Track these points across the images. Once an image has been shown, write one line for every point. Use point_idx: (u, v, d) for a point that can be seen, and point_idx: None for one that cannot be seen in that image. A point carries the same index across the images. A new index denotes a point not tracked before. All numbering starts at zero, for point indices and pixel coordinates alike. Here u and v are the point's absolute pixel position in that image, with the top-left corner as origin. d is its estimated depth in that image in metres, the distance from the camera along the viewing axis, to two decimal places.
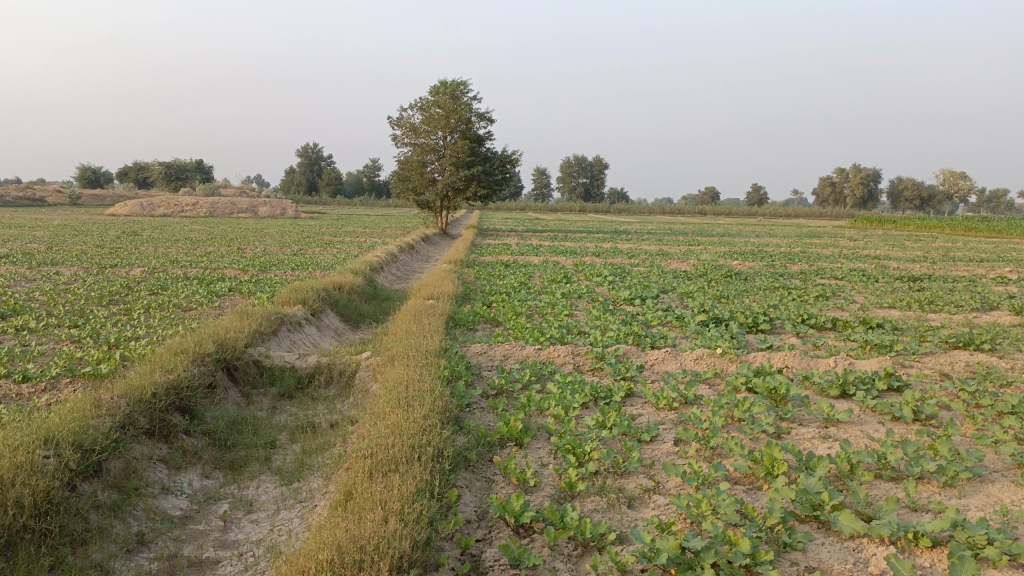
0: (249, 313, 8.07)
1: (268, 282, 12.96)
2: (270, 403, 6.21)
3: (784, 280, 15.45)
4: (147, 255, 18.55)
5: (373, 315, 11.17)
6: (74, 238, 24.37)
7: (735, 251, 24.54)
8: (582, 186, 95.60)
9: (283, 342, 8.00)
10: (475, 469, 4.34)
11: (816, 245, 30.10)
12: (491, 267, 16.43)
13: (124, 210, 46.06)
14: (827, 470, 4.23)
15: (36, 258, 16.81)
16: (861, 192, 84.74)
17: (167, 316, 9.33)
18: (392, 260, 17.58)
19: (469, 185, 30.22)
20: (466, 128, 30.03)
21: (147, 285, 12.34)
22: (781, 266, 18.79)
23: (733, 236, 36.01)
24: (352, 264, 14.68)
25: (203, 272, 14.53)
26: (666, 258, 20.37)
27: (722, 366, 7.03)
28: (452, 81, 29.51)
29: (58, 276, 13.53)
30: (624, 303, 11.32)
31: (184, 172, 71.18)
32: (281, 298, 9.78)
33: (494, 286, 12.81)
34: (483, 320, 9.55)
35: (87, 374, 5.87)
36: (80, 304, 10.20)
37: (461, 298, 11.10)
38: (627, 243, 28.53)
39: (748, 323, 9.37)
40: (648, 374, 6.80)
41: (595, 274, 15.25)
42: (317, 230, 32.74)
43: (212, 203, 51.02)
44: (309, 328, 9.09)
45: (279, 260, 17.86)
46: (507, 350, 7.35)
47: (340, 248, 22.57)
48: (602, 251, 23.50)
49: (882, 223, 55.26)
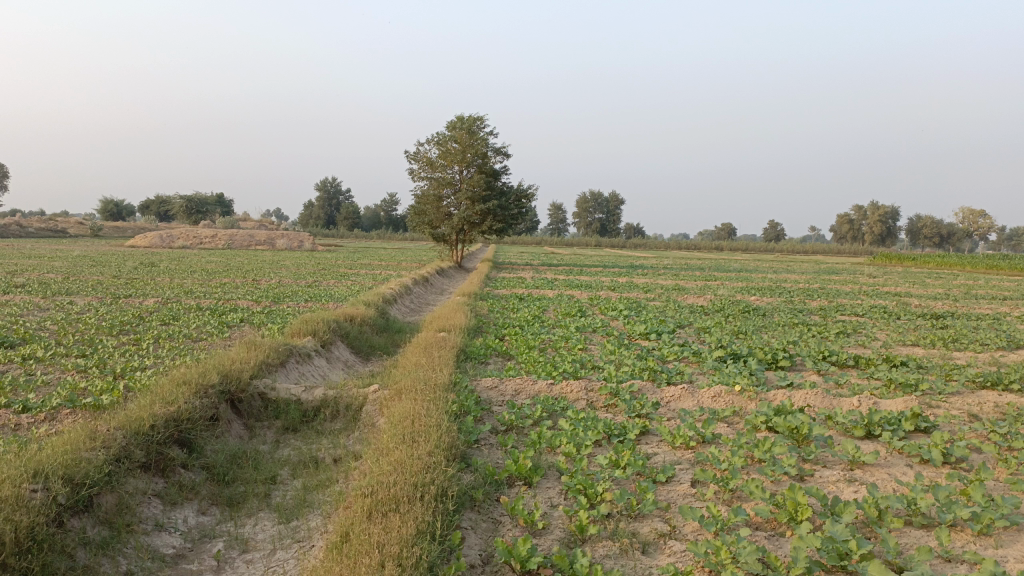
0: (256, 344, 7.94)
1: (280, 313, 12.87)
2: (274, 437, 6.05)
3: (804, 316, 15.17)
4: (162, 286, 18.59)
5: (384, 348, 11.02)
6: (92, 268, 24.56)
7: (753, 286, 24.25)
8: (598, 222, 95.71)
9: (290, 374, 7.86)
10: (481, 510, 4.14)
11: (835, 282, 29.74)
12: (505, 301, 16.28)
13: (143, 242, 46.52)
14: (853, 517, 3.98)
15: (52, 287, 16.87)
16: (880, 229, 84.16)
17: (176, 346, 9.23)
18: (406, 293, 17.49)
19: (485, 219, 30.24)
20: (482, 162, 30.15)
21: (159, 316, 12.29)
22: (801, 303, 18.49)
23: (750, 271, 35.68)
24: (365, 297, 14.58)
25: (216, 303, 14.48)
26: (682, 293, 20.12)
27: (741, 404, 6.80)
28: (469, 116, 29.72)
29: (71, 305, 13.52)
30: (639, 338, 11.10)
31: (204, 205, 72.04)
32: (291, 329, 9.66)
33: (508, 320, 12.64)
34: (495, 353, 9.38)
35: (88, 405, 5.74)
36: (90, 334, 10.13)
37: (473, 331, 10.94)
38: (643, 278, 28.34)
39: (767, 360, 9.12)
40: (664, 411, 6.58)
41: (611, 308, 15.06)
42: (333, 263, 32.83)
43: (231, 235, 51.46)
44: (318, 360, 8.95)
45: (293, 292, 17.81)
46: (518, 385, 7.16)
47: (355, 280, 22.52)
48: (618, 285, 23.29)
49: (901, 260, 54.69)
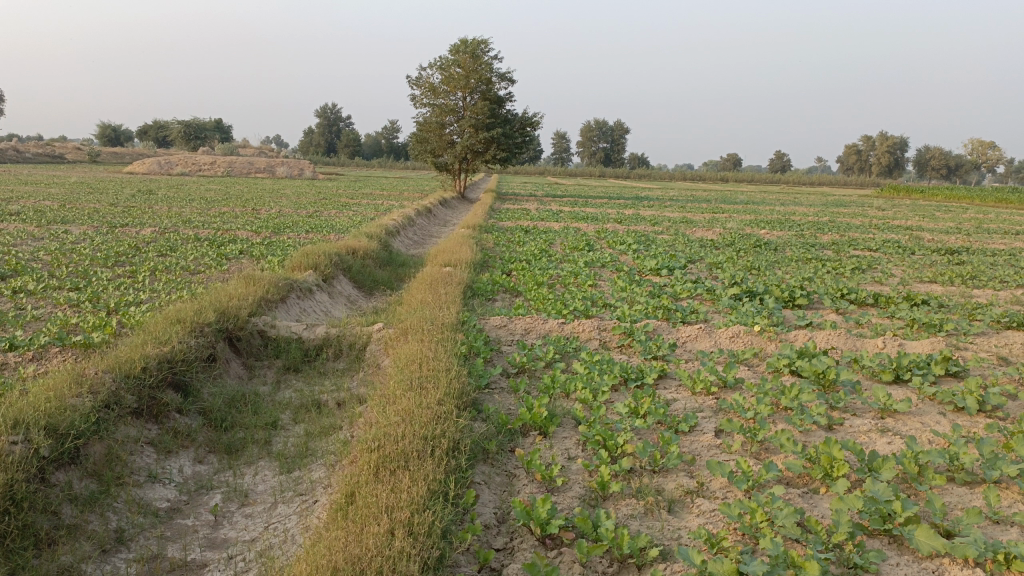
0: (256, 278, 7.62)
1: (280, 244, 12.51)
2: (275, 377, 5.78)
3: (817, 250, 14.79)
4: (160, 215, 18.17)
5: (387, 282, 10.71)
6: (88, 195, 24.06)
7: (762, 220, 23.79)
8: (603, 151, 94.25)
9: (291, 310, 7.57)
10: (495, 462, 3.89)
11: (843, 215, 29.22)
12: (511, 233, 15.87)
13: (141, 169, 45.82)
14: (894, 474, 3.71)
15: (46, 215, 16.46)
16: (888, 160, 82.85)
17: (173, 279, 8.91)
18: (408, 224, 17.07)
19: (488, 147, 29.52)
20: (486, 88, 29.24)
21: (156, 246, 11.94)
22: (812, 237, 18.06)
23: (757, 203, 35.15)
24: (367, 228, 14.19)
25: (214, 234, 14.09)
26: (690, 226, 19.68)
27: (761, 345, 6.51)
28: (473, 40, 28.68)
29: (66, 234, 13.15)
30: (650, 273, 10.75)
31: (203, 131, 70.75)
32: (291, 263, 9.33)
33: (514, 254, 12.28)
34: (502, 289, 9.06)
35: (78, 343, 5.45)
36: (84, 265, 9.80)
37: (479, 265, 10.60)
38: (649, 210, 27.82)
39: (784, 298, 8.80)
40: (681, 353, 6.30)
41: (619, 242, 14.68)
42: (335, 192, 32.27)
43: (230, 162, 50.61)
44: (319, 295, 8.65)
45: (293, 222, 17.42)
46: (528, 324, 6.85)
47: (356, 210, 22.08)
48: (625, 217, 22.83)
49: (909, 193, 53.85)
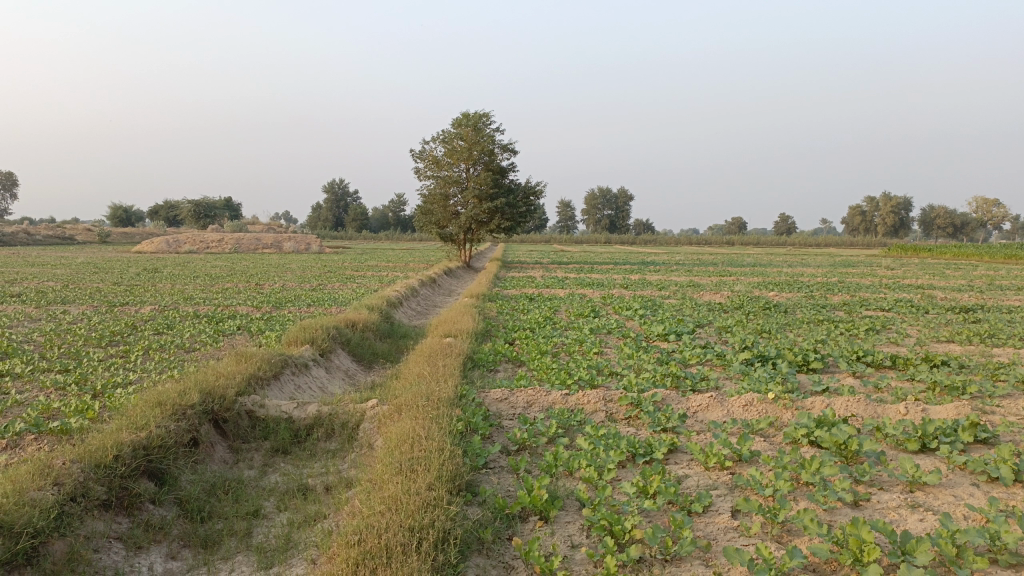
0: (249, 355, 7.37)
1: (280, 319, 12.32)
2: (262, 460, 5.46)
3: (827, 312, 14.49)
4: (162, 293, 18.09)
5: (388, 355, 10.44)
6: (94, 275, 24.10)
7: (770, 282, 23.55)
8: (607, 219, 95.03)
9: (285, 388, 7.29)
10: (490, 553, 3.54)
11: (852, 275, 28.97)
12: (515, 302, 15.66)
13: (150, 248, 46.29)
14: (931, 557, 3.35)
15: (48, 296, 16.41)
16: (892, 220, 83.04)
17: (165, 359, 8.68)
18: (412, 296, 16.92)
19: (492, 217, 29.62)
20: (489, 160, 29.56)
21: (154, 324, 11.77)
22: (822, 298, 17.78)
23: (765, 266, 34.99)
24: (369, 300, 13.99)
25: (214, 310, 13.93)
26: (697, 290, 19.45)
27: (777, 414, 6.17)
28: (475, 113, 29.17)
29: (65, 315, 13.03)
30: (657, 339, 10.45)
31: (213, 209, 71.80)
32: (288, 337, 9.09)
33: (517, 322, 12.04)
34: (504, 360, 8.77)
35: (54, 429, 5.17)
36: (77, 346, 9.59)
37: (481, 335, 10.34)
38: (655, 275, 27.65)
39: (797, 362, 8.48)
40: (692, 424, 5.96)
41: (625, 308, 14.44)
42: (341, 265, 32.34)
43: (238, 239, 51.02)
44: (316, 371, 8.38)
45: (295, 296, 17.28)
46: (530, 396, 6.53)
47: (361, 283, 21.98)
48: (631, 283, 22.65)
49: (917, 252, 53.71)
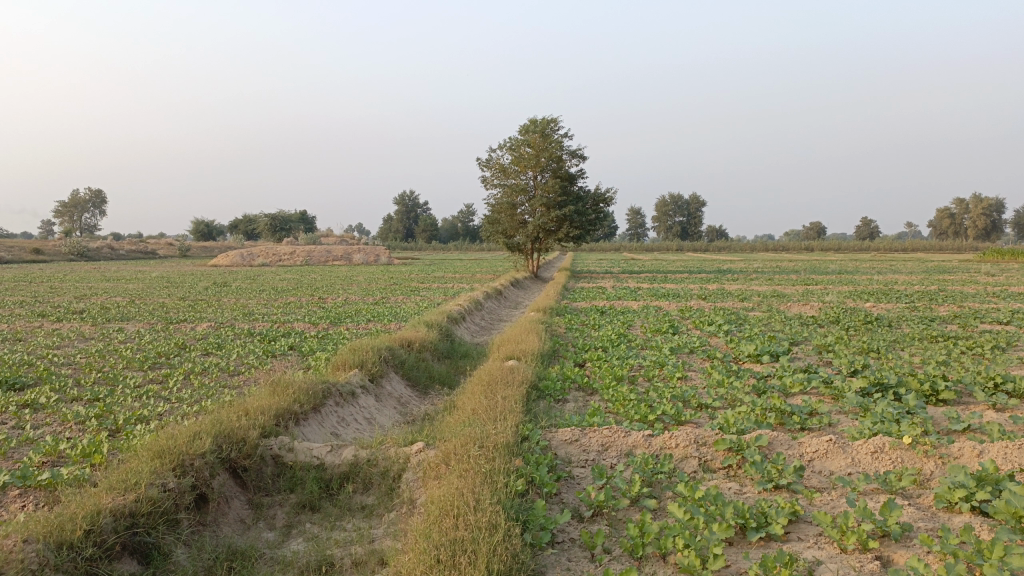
0: (286, 383, 6.52)
1: (335, 338, 11.56)
2: (285, 519, 4.56)
3: (938, 326, 12.86)
4: (224, 308, 17.70)
5: (446, 378, 9.51)
6: (164, 290, 24.23)
7: (863, 291, 21.75)
8: (679, 225, 92.81)
9: (325, 422, 6.41)
10: None
11: (952, 282, 26.75)
12: (585, 316, 14.58)
13: (224, 261, 47.12)
14: None
15: (110, 312, 16.19)
16: (984, 223, 78.34)
17: (205, 385, 7.96)
18: (476, 310, 16.03)
19: (561, 226, 28.55)
20: (557, 166, 28.56)
21: (203, 343, 11.17)
22: (926, 309, 16.05)
23: (851, 273, 32.94)
24: (429, 315, 13.13)
25: (270, 327, 13.33)
26: (784, 301, 17.91)
27: (916, 466, 4.95)
28: (542, 119, 28.25)
29: (119, 332, 12.63)
30: (748, 361, 9.20)
31: (288, 222, 73.08)
32: (335, 361, 8.26)
33: (588, 340, 10.93)
34: (574, 387, 7.72)
35: (43, 481, 4.38)
36: (116, 369, 8.98)
37: (548, 356, 9.30)
38: (734, 283, 26.09)
39: (923, 392, 7.12)
40: (811, 478, 4.80)
41: (706, 322, 13.17)
42: (408, 277, 31.85)
43: (309, 251, 51.43)
44: (364, 400, 7.49)
45: (356, 311, 16.59)
46: (606, 438, 5.44)
47: (424, 295, 21.34)
48: (710, 293, 21.25)
49: (1015, 255, 49.98)
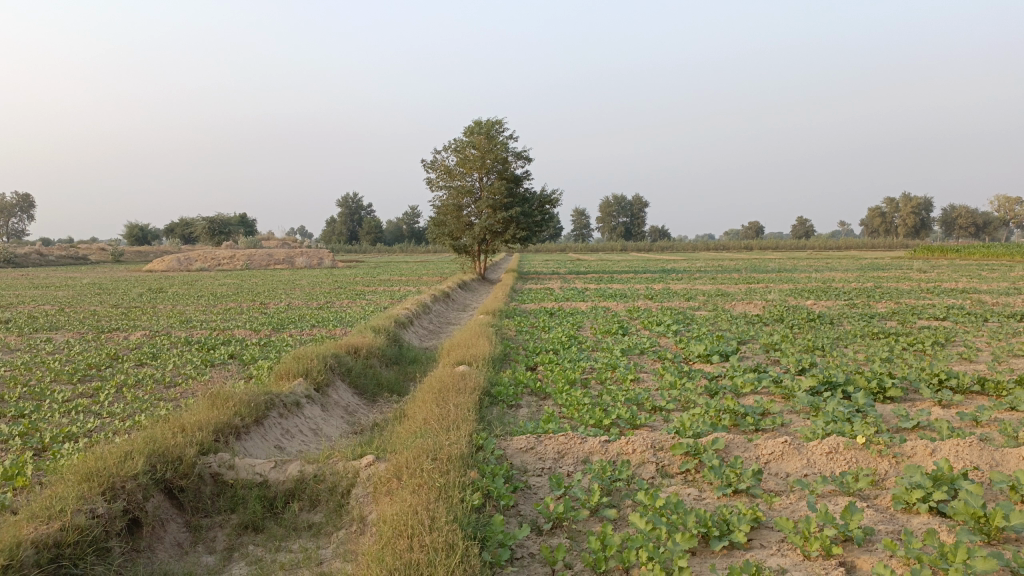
0: (225, 395, 6.20)
1: (278, 345, 11.17)
2: (226, 542, 4.30)
3: (878, 323, 13.16)
4: (160, 315, 17.02)
5: (394, 385, 9.27)
6: (95, 297, 23.24)
7: (804, 289, 22.21)
8: (623, 226, 93.82)
9: (268, 436, 6.13)
10: None
11: (887, 279, 27.58)
12: (534, 318, 14.48)
13: (161, 265, 45.61)
14: None
15: (37, 322, 15.38)
16: (913, 222, 81.31)
17: (139, 398, 7.55)
18: (423, 313, 15.77)
19: (507, 227, 28.44)
20: (503, 168, 28.47)
21: (137, 353, 10.66)
22: (866, 306, 16.44)
23: (791, 272, 33.73)
24: (376, 320, 12.84)
25: (209, 335, 12.83)
26: (729, 300, 18.14)
27: (871, 465, 4.96)
28: (487, 120, 28.14)
29: (46, 343, 11.98)
30: (698, 361, 9.21)
31: (227, 226, 71.27)
32: (278, 370, 7.94)
33: (539, 343, 10.81)
34: (527, 392, 7.59)
35: None
36: (43, 383, 8.47)
37: (499, 360, 9.15)
38: (679, 283, 26.38)
39: (871, 390, 7.20)
40: (769, 481, 4.76)
41: (655, 322, 13.21)
42: (353, 280, 31.29)
43: (250, 255, 50.16)
44: (309, 410, 7.22)
45: (299, 317, 16.15)
46: (561, 445, 5.32)
47: (369, 299, 20.96)
48: (657, 293, 21.42)
49: (943, 253, 51.94)
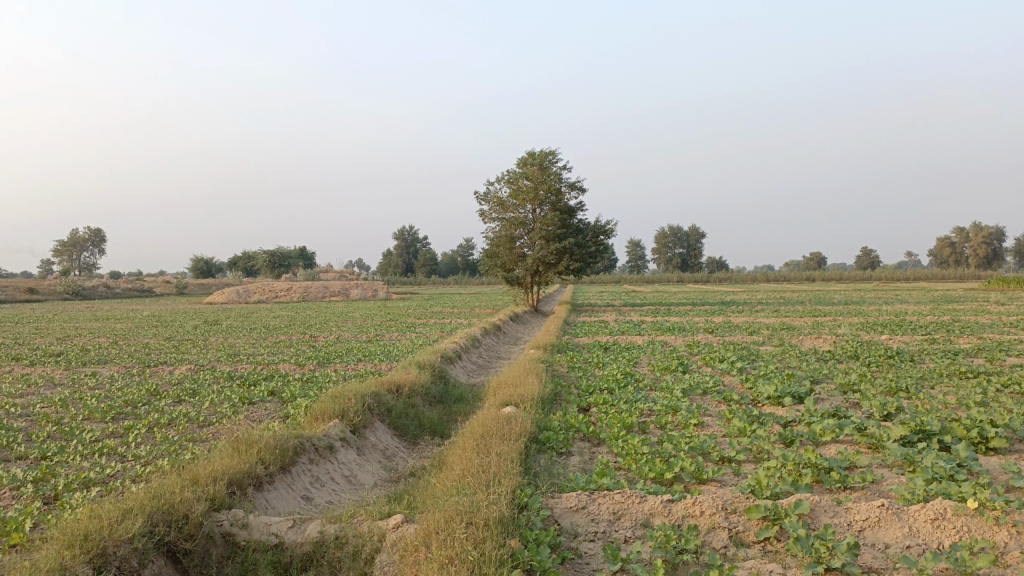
0: (250, 440, 5.71)
1: (320, 382, 10.74)
2: None
3: (963, 360, 12.05)
4: (209, 349, 16.87)
5: (438, 426, 8.71)
6: (151, 329, 23.41)
7: (874, 322, 20.92)
8: (679, 257, 92.18)
9: (295, 485, 5.60)
10: None
11: (963, 312, 25.95)
12: (587, 354, 13.78)
13: (220, 298, 46.33)
14: None
15: (88, 355, 15.34)
16: (984, 251, 77.77)
17: (167, 439, 7.14)
18: (472, 347, 15.22)
19: (560, 259, 27.86)
20: (556, 198, 27.99)
21: (177, 389, 10.34)
22: (945, 342, 15.25)
23: (858, 303, 32.10)
24: (421, 355, 12.33)
25: (254, 370, 12.50)
26: (795, 335, 17.11)
27: (987, 537, 4.14)
28: (540, 151, 27.77)
29: (91, 378, 11.80)
30: (767, 404, 8.40)
31: (286, 258, 72.46)
32: (313, 411, 7.44)
33: (592, 381, 10.13)
34: (578, 437, 6.93)
35: None
36: (76, 421, 8.16)
37: (549, 401, 8.50)
38: (739, 316, 25.30)
39: (971, 439, 6.32)
40: (865, 556, 4.01)
41: (717, 359, 12.37)
42: (405, 313, 31.03)
43: (306, 288, 50.60)
44: (344, 455, 6.69)
45: (346, 351, 15.77)
46: (617, 504, 4.63)
47: (419, 332, 20.57)
48: (717, 326, 20.45)
49: (1019, 283, 49.25)
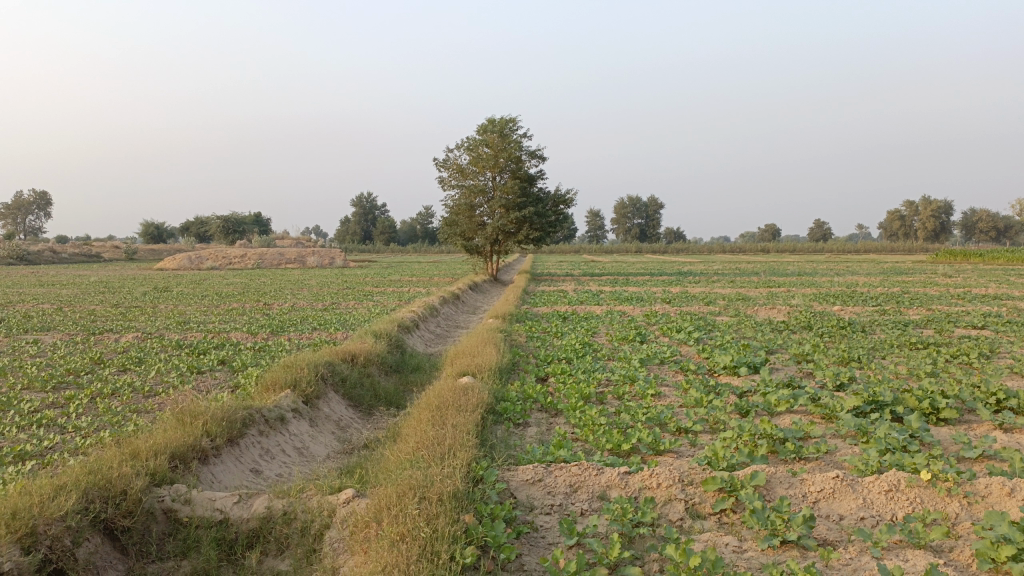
0: (196, 411, 5.50)
1: (273, 350, 10.49)
2: None
3: (914, 332, 12.27)
4: (159, 316, 16.37)
5: (394, 396, 8.56)
6: (98, 296, 22.67)
7: (827, 294, 21.27)
8: (638, 227, 92.68)
9: (243, 458, 5.42)
10: None
11: (913, 284, 26.54)
12: (546, 323, 13.70)
13: (171, 264, 45.15)
14: None
15: (30, 322, 14.77)
16: (933, 225, 79.71)
17: (110, 410, 6.87)
18: (430, 316, 15.04)
19: (520, 228, 27.69)
20: (516, 167, 27.74)
21: (123, 358, 9.99)
22: (896, 313, 15.52)
23: (812, 274, 32.60)
24: (378, 324, 12.12)
25: (205, 338, 12.16)
26: (751, 305, 17.29)
27: (939, 508, 4.18)
28: (501, 119, 27.45)
29: (31, 346, 11.34)
30: (724, 374, 8.44)
31: (241, 224, 70.89)
32: (264, 381, 7.23)
33: (550, 351, 10.07)
34: (536, 408, 6.85)
35: None
36: (13, 391, 7.81)
37: (507, 370, 8.41)
38: (697, 286, 25.49)
39: (922, 410, 6.40)
40: (821, 528, 4.01)
41: (675, 329, 12.41)
42: (362, 281, 30.62)
43: (261, 254, 49.61)
44: (296, 426, 6.51)
45: (301, 319, 15.45)
46: (574, 476, 4.56)
47: (377, 301, 20.28)
48: (674, 297, 20.56)
49: (966, 256, 50.65)
